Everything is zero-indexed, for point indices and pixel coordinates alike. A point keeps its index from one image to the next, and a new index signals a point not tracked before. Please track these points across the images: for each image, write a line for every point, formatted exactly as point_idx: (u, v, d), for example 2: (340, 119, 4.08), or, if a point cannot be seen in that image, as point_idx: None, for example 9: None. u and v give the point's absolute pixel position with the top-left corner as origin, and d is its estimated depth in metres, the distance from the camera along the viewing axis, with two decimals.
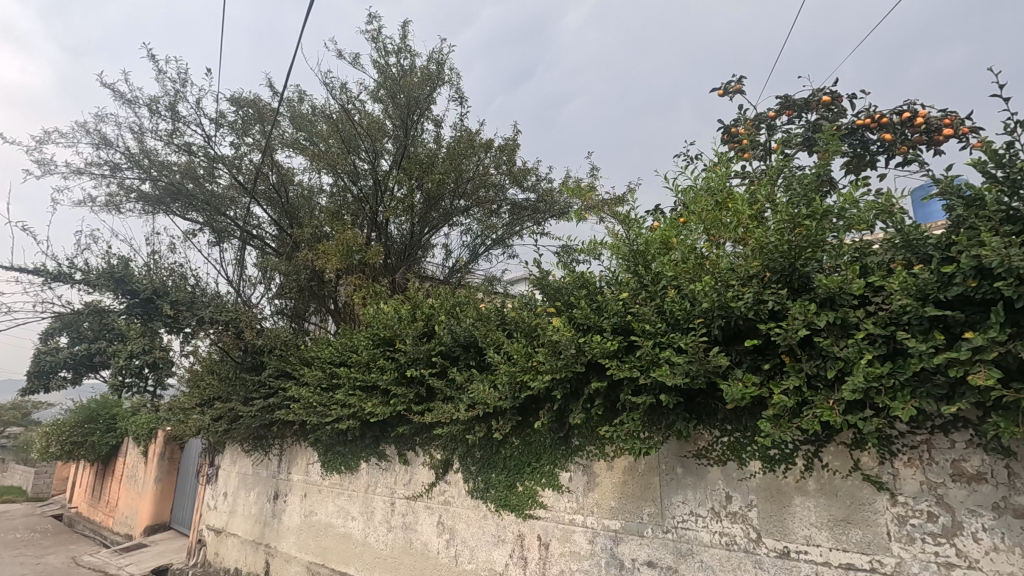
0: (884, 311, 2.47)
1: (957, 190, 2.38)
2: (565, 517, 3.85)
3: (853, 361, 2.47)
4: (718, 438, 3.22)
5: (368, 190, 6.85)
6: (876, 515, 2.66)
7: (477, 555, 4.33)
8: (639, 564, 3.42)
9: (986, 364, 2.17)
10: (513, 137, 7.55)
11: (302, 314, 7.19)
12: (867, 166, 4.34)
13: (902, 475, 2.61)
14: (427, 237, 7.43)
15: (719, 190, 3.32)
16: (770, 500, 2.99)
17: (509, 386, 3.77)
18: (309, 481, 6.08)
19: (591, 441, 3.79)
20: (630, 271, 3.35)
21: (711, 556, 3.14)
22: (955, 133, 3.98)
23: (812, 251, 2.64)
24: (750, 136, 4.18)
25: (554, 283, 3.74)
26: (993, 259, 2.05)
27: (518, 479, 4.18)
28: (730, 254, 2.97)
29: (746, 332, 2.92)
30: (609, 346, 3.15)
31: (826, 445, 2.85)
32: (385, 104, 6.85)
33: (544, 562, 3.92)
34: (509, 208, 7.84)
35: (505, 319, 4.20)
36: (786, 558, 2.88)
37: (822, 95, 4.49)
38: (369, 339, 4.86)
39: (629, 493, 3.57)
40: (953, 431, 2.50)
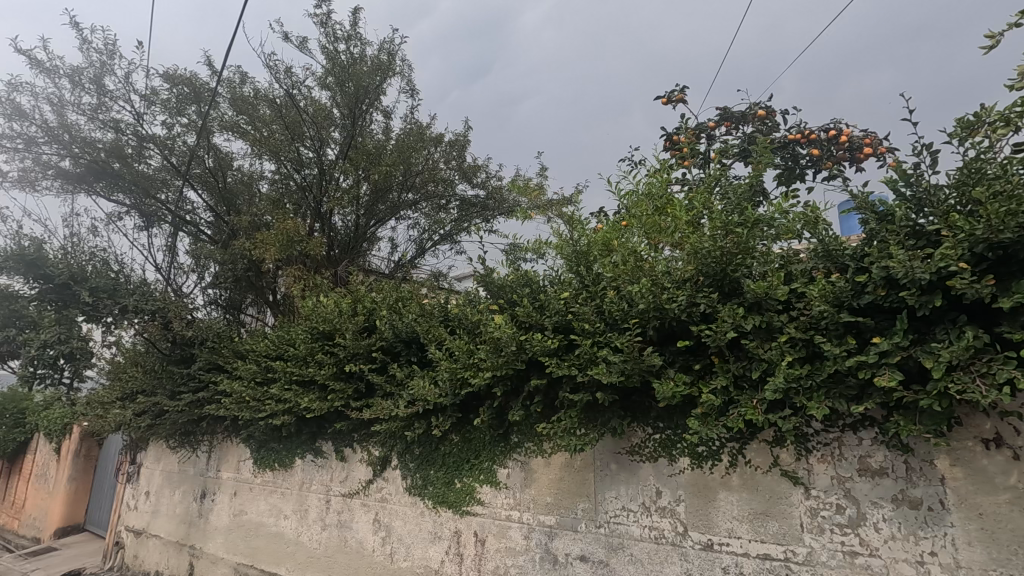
0: (805, 316, 2.62)
1: (871, 207, 2.55)
2: (501, 513, 3.89)
3: (775, 362, 2.62)
4: (650, 436, 3.32)
5: (312, 179, 6.67)
6: (792, 507, 2.82)
7: (413, 552, 4.30)
8: (572, 558, 3.50)
9: (890, 367, 2.34)
10: (464, 132, 7.51)
11: (238, 305, 6.92)
12: (797, 179, 4.57)
13: (815, 470, 2.78)
14: (372, 229, 7.29)
15: (660, 195, 3.45)
16: (696, 495, 3.12)
17: (449, 384, 3.75)
18: (240, 479, 5.84)
19: (530, 438, 3.83)
20: (572, 271, 3.41)
21: (641, 549, 3.24)
22: (874, 152, 4.26)
23: (742, 257, 2.77)
24: (691, 144, 4.33)
25: (498, 281, 3.73)
26: (899, 270, 2.21)
27: (456, 476, 4.17)
28: (668, 258, 3.09)
29: (679, 333, 3.03)
30: (549, 345, 3.20)
31: (749, 442, 2.99)
32: (333, 91, 6.65)
33: (479, 558, 3.94)
34: (458, 204, 7.74)
35: (448, 316, 4.17)
36: (709, 550, 3.02)
37: (757, 109, 4.71)
38: (307, 332, 4.72)
39: (564, 488, 3.63)
40: (861, 429, 2.68)
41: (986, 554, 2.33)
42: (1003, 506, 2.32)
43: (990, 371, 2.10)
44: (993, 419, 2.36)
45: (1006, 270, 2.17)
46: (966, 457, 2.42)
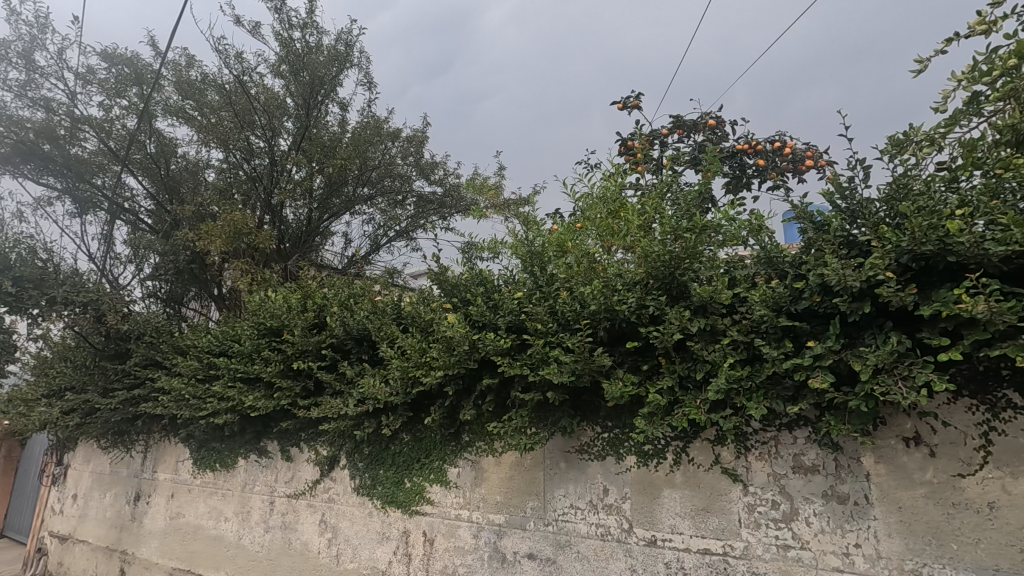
0: (747, 320, 2.73)
1: (809, 217, 2.68)
2: (450, 512, 3.87)
3: (718, 363, 2.72)
4: (599, 435, 3.38)
5: (262, 169, 6.45)
6: (731, 504, 2.93)
7: (360, 553, 4.24)
8: (520, 556, 3.52)
9: (823, 370, 2.47)
10: (422, 128, 7.44)
11: (179, 298, 6.64)
12: (743, 187, 4.74)
13: (753, 468, 2.90)
14: (326, 223, 7.13)
15: (613, 199, 3.54)
16: (642, 492, 3.19)
17: (401, 382, 3.70)
18: (177, 481, 5.59)
19: (481, 437, 3.83)
20: (527, 271, 3.43)
21: (587, 546, 3.30)
22: (814, 164, 4.48)
23: (689, 262, 2.85)
24: (645, 150, 4.43)
25: (452, 279, 3.71)
26: (832, 278, 2.34)
27: (406, 475, 4.12)
28: (620, 261, 3.15)
29: (628, 334, 3.10)
30: (501, 344, 3.21)
31: (693, 440, 3.08)
32: (286, 79, 6.45)
33: (427, 558, 3.91)
34: (415, 200, 7.59)
35: (401, 314, 4.11)
36: (652, 545, 3.10)
37: (708, 119, 4.87)
38: (253, 328, 4.56)
39: (514, 487, 3.65)
40: (796, 428, 2.82)
41: (904, 545, 2.50)
42: (919, 500, 2.49)
43: (911, 374, 2.24)
44: (913, 418, 2.53)
45: (928, 280, 2.32)
46: (889, 454, 2.58)
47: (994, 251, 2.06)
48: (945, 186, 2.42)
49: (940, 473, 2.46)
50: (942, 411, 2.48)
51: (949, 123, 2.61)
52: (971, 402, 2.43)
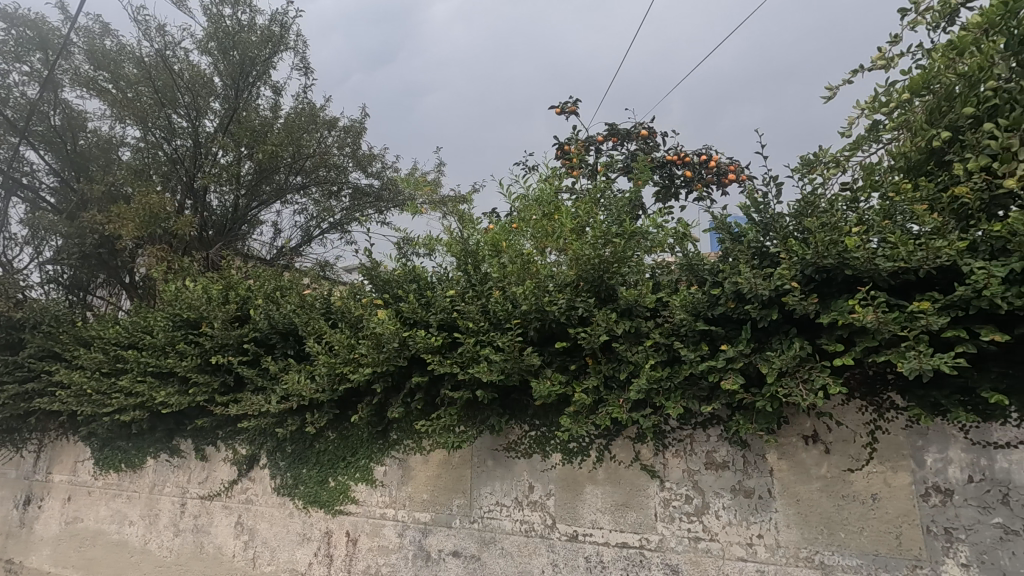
0: (668, 323, 2.86)
1: (728, 228, 2.84)
2: (375, 511, 3.81)
3: (641, 364, 2.84)
4: (526, 432, 3.43)
5: (184, 151, 6.08)
6: (648, 498, 3.07)
7: (279, 555, 4.09)
8: (445, 554, 3.53)
9: (735, 372, 2.63)
10: (360, 119, 7.22)
11: (84, 285, 6.15)
12: (671, 197, 4.95)
13: (670, 464, 3.04)
14: (254, 212, 6.82)
15: (548, 202, 3.61)
16: (566, 489, 3.28)
17: (327, 378, 3.61)
18: (76, 483, 5.16)
19: (409, 435, 3.78)
20: (461, 270, 3.44)
21: (511, 542, 3.35)
22: (736, 178, 4.76)
23: (618, 266, 2.96)
24: (581, 155, 4.54)
25: (384, 275, 3.66)
26: (745, 286, 2.49)
27: (330, 474, 4.01)
28: (553, 263, 3.21)
29: (557, 334, 3.16)
30: (432, 342, 3.19)
31: (615, 438, 3.20)
32: (215, 57, 6.11)
33: (350, 558, 3.83)
34: (350, 192, 7.27)
35: (331, 309, 3.99)
36: (574, 540, 3.19)
37: (641, 129, 5.06)
38: (168, 320, 4.29)
39: (441, 485, 3.63)
40: (709, 427, 2.97)
41: (800, 534, 2.71)
42: (815, 493, 2.71)
43: (810, 377, 2.44)
44: (812, 418, 2.74)
45: (828, 291, 2.53)
46: (790, 451, 2.78)
47: (884, 267, 2.27)
48: (846, 206, 2.64)
49: (833, 468, 2.68)
50: (837, 411, 2.70)
51: (852, 147, 2.85)
52: (862, 403, 2.66)
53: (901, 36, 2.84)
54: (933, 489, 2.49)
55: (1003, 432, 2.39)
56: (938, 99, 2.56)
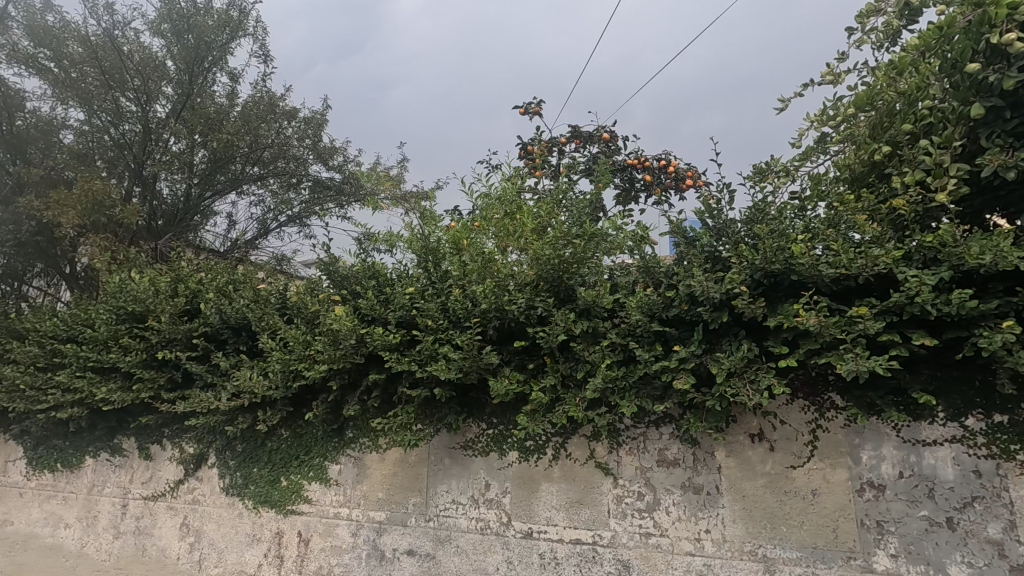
0: (625, 324, 2.92)
1: (683, 232, 2.93)
2: (328, 511, 3.74)
3: (597, 364, 2.89)
4: (484, 431, 3.44)
5: (133, 137, 5.82)
6: (601, 495, 3.12)
7: (227, 557, 3.98)
8: (399, 553, 3.50)
9: (687, 372, 2.70)
10: (322, 111, 7.05)
11: (20, 274, 5.81)
12: (632, 200, 5.04)
13: (624, 462, 3.10)
14: (207, 202, 6.58)
15: (510, 201, 3.63)
16: (521, 486, 3.30)
17: (281, 375, 3.53)
18: (6, 484, 4.88)
19: (365, 433, 3.73)
20: (421, 267, 3.41)
21: (466, 541, 3.36)
22: (694, 183, 4.90)
23: (577, 267, 3.00)
24: (543, 155, 4.58)
25: (343, 270, 3.60)
26: (698, 289, 2.57)
27: (283, 473, 3.92)
28: (514, 262, 3.23)
29: (516, 333, 3.18)
30: (390, 339, 3.17)
31: (571, 436, 3.24)
32: (168, 40, 5.87)
33: (301, 559, 3.76)
34: (310, 185, 7.08)
35: (287, 304, 3.89)
36: (528, 537, 3.23)
37: (602, 132, 5.14)
38: (111, 313, 4.10)
39: (397, 484, 3.60)
40: (662, 425, 3.05)
41: (744, 529, 2.82)
42: (759, 489, 2.82)
43: (756, 378, 2.53)
44: (758, 417, 2.85)
45: (775, 295, 2.63)
46: (737, 449, 2.89)
47: (827, 273, 2.38)
48: (795, 214, 2.76)
49: (777, 464, 2.80)
50: (782, 411, 2.82)
51: (801, 158, 2.97)
52: (804, 403, 2.79)
53: (848, 54, 2.99)
54: (867, 485, 2.63)
55: (931, 430, 2.55)
56: (880, 115, 2.70)
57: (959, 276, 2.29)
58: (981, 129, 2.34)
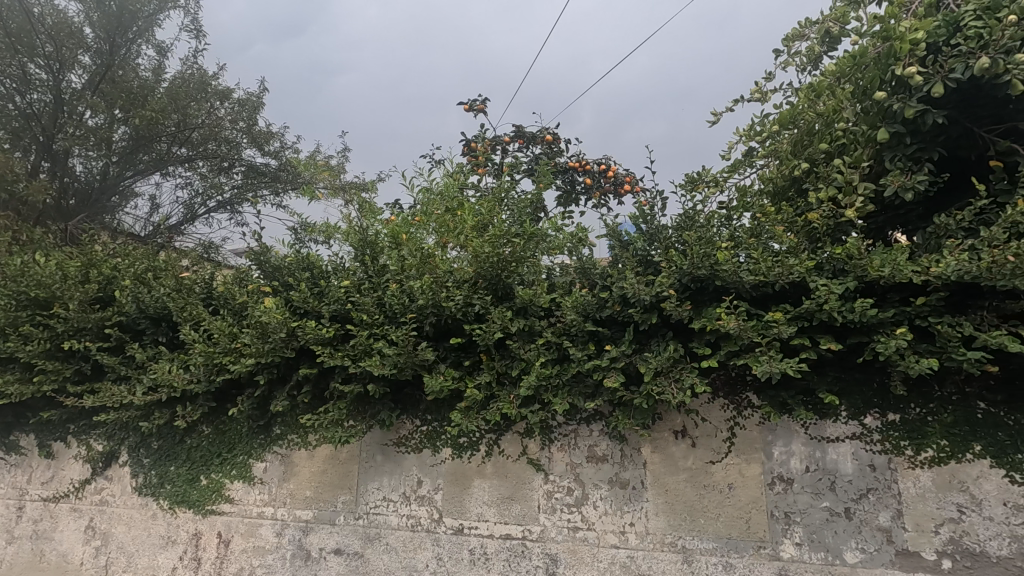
0: (561, 323, 2.98)
1: (619, 236, 3.01)
2: (251, 511, 3.60)
3: (532, 361, 2.93)
4: (417, 427, 3.42)
5: (42, 107, 5.35)
6: (532, 491, 3.18)
7: (138, 561, 3.76)
8: (326, 553, 3.42)
9: (617, 371, 2.79)
10: (258, 93, 6.73)
11: None
12: (573, 202, 5.13)
13: (555, 458, 3.17)
14: (127, 182, 6.16)
15: (452, 198, 3.62)
16: (454, 483, 3.31)
17: (203, 369, 3.35)
18: None
19: (294, 429, 3.60)
20: (358, 260, 3.34)
21: (396, 538, 3.33)
22: (632, 189, 5.06)
23: (516, 265, 3.03)
24: (487, 153, 4.59)
25: (274, 261, 3.47)
26: (630, 291, 2.67)
27: (202, 472, 3.72)
28: (453, 258, 3.21)
29: (453, 330, 3.17)
30: (323, 333, 3.08)
31: (504, 433, 3.28)
32: (86, 5, 5.42)
33: (221, 561, 3.61)
34: (243, 170, 6.71)
35: (212, 294, 3.71)
36: (459, 534, 3.24)
37: (546, 134, 5.21)
38: (10, 298, 3.73)
39: (325, 482, 3.51)
40: (593, 422, 3.13)
41: (666, 521, 2.95)
42: (681, 483, 2.96)
43: (681, 377, 2.66)
44: (682, 415, 2.99)
45: (700, 299, 2.76)
46: (662, 445, 3.02)
47: (748, 280, 2.53)
48: (722, 222, 2.91)
49: (698, 460, 2.95)
50: (703, 409, 2.97)
51: (730, 170, 3.14)
52: (724, 402, 2.95)
53: (774, 74, 3.19)
54: (778, 478, 2.82)
55: (835, 428, 2.77)
56: (800, 133, 2.90)
57: (862, 286, 2.49)
58: (886, 152, 2.55)
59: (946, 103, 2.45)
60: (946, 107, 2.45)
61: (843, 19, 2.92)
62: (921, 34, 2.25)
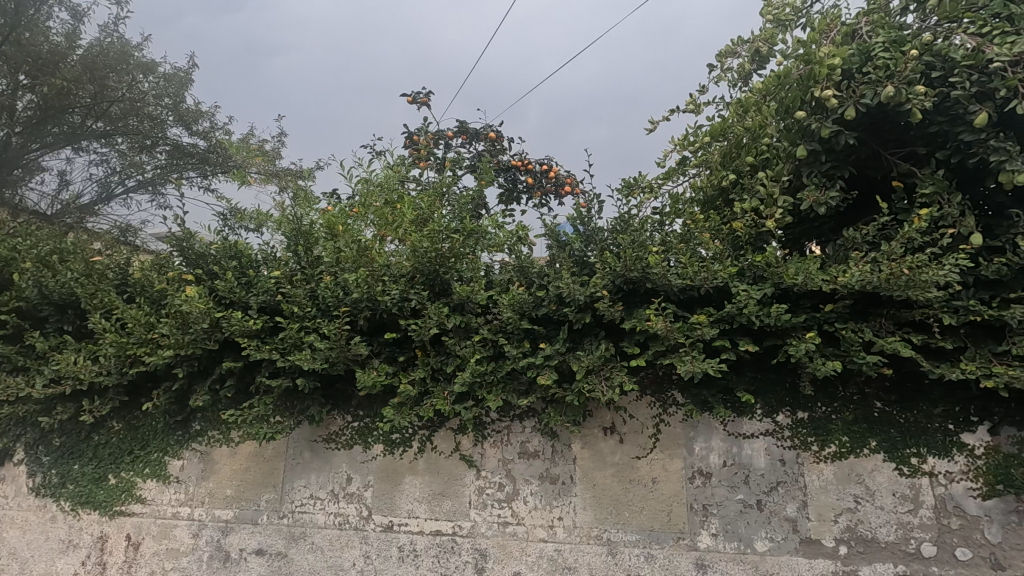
0: (497, 321, 2.99)
1: (557, 236, 3.06)
2: (165, 511, 3.40)
3: (467, 358, 2.93)
4: (349, 423, 3.34)
5: None
6: (464, 487, 3.18)
7: (34, 567, 3.47)
8: (246, 554, 3.29)
9: (550, 369, 2.85)
10: (188, 69, 6.33)
11: None
12: (514, 200, 5.17)
13: (487, 454, 3.18)
14: (33, 154, 5.61)
15: (392, 190, 3.57)
16: (384, 480, 3.26)
17: (114, 360, 3.12)
18: None
19: (215, 425, 3.43)
20: (290, 250, 3.20)
21: (323, 537, 3.24)
22: (572, 190, 5.17)
23: (454, 262, 3.01)
24: (429, 148, 4.54)
25: (199, 248, 3.28)
26: (566, 291, 2.73)
27: (111, 470, 3.47)
28: (391, 252, 3.15)
29: (388, 325, 3.12)
30: (250, 325, 2.95)
31: (438, 429, 3.26)
32: None
33: (130, 565, 3.39)
34: (168, 150, 6.18)
35: (128, 281, 3.46)
36: (388, 531, 3.20)
37: (489, 131, 5.21)
38: None
39: (248, 480, 3.37)
40: (525, 419, 3.17)
41: (593, 515, 3.04)
42: (608, 478, 3.05)
43: (611, 375, 2.74)
44: (611, 412, 3.08)
45: (632, 300, 2.85)
46: (592, 441, 3.10)
47: (676, 283, 2.64)
48: (656, 227, 3.02)
49: (625, 455, 3.06)
50: (632, 406, 3.07)
51: (665, 177, 3.26)
52: (651, 400, 3.07)
53: (708, 88, 3.35)
54: (697, 472, 2.97)
55: (750, 425, 2.94)
56: (730, 146, 3.05)
57: (778, 293, 2.66)
58: (804, 168, 2.73)
59: (858, 126, 2.65)
60: (858, 129, 2.65)
61: (772, 40, 3.11)
62: (837, 60, 2.42)
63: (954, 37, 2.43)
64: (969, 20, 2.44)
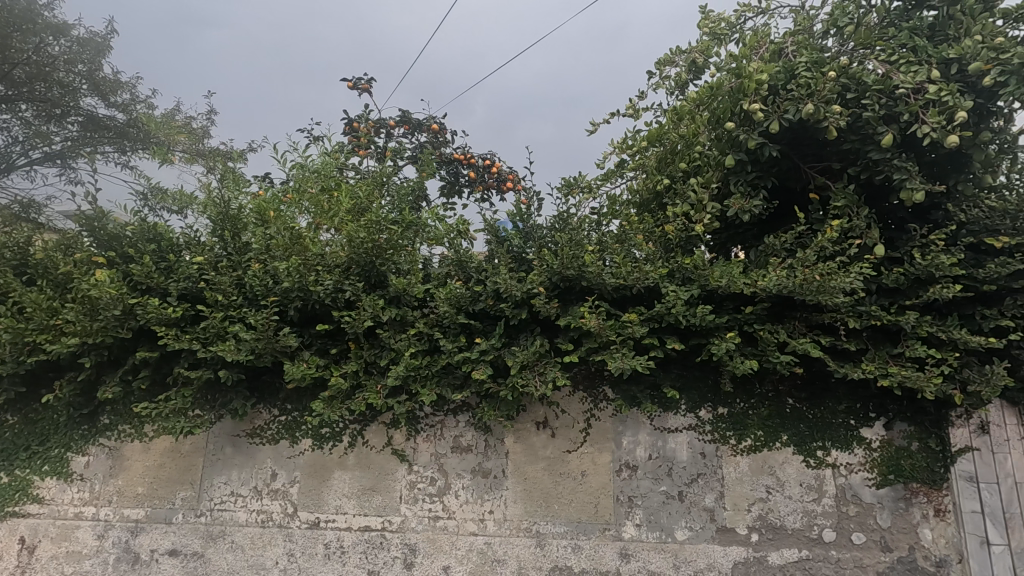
0: (434, 315, 2.96)
1: (496, 231, 3.06)
2: (66, 512, 3.15)
3: (402, 351, 2.89)
4: (275, 417, 3.21)
5: None
6: (394, 482, 3.14)
7: None
8: (158, 555, 3.11)
9: (485, 364, 2.86)
10: (106, 34, 5.84)
11: None
12: (456, 193, 5.13)
13: (420, 449, 3.16)
14: None
15: (329, 177, 3.46)
16: (311, 475, 3.16)
17: (10, 348, 2.85)
18: None
19: (126, 419, 3.21)
20: (215, 235, 3.03)
21: (244, 535, 3.11)
22: (514, 186, 5.20)
23: (392, 253, 2.94)
24: (370, 136, 4.43)
25: (113, 229, 3.05)
26: (503, 286, 2.74)
27: (3, 468, 3.17)
28: (325, 240, 3.03)
29: (320, 316, 3.03)
30: (168, 313, 2.77)
31: (369, 424, 3.20)
32: None
33: (23, 570, 3.12)
34: (82, 121, 5.63)
35: (28, 262, 3.16)
36: (314, 528, 3.11)
37: (432, 123, 5.14)
38: None
39: (162, 477, 3.17)
40: (459, 413, 3.17)
41: (523, 508, 3.08)
42: (539, 471, 3.11)
43: (544, 371, 2.79)
44: (544, 407, 3.13)
45: (568, 298, 2.90)
46: (524, 435, 3.14)
47: (610, 282, 2.72)
48: (593, 227, 3.09)
49: (556, 449, 3.12)
50: (564, 402, 3.13)
51: (604, 178, 3.34)
52: (583, 396, 3.14)
53: (647, 94, 3.45)
54: (624, 466, 3.07)
55: (675, 420, 3.08)
56: (666, 151, 3.17)
57: (704, 294, 2.79)
58: (732, 176, 2.88)
59: (781, 140, 2.82)
60: (781, 143, 2.82)
61: (707, 52, 3.25)
62: (764, 76, 2.57)
63: (867, 62, 2.62)
64: (881, 48, 2.64)
